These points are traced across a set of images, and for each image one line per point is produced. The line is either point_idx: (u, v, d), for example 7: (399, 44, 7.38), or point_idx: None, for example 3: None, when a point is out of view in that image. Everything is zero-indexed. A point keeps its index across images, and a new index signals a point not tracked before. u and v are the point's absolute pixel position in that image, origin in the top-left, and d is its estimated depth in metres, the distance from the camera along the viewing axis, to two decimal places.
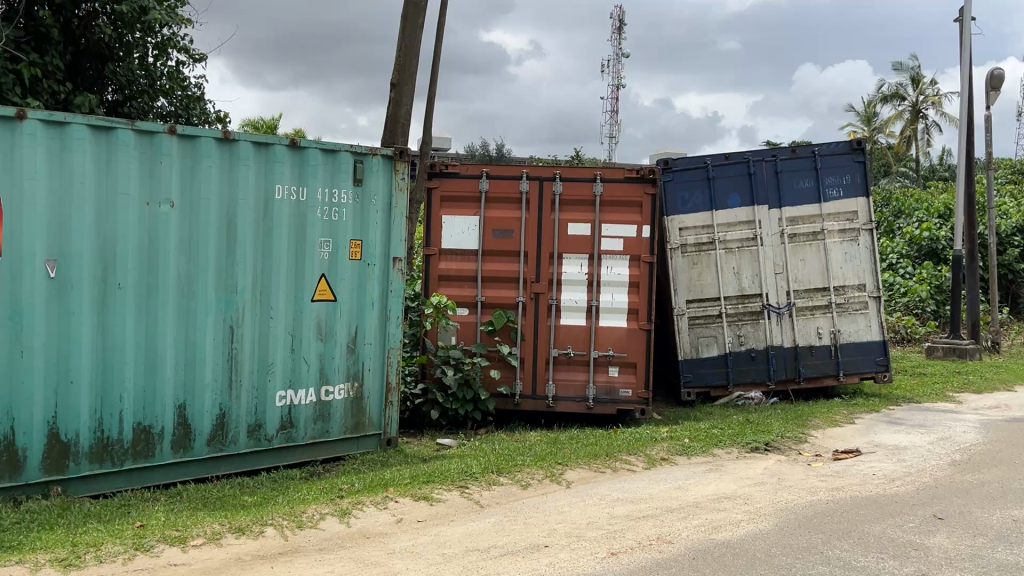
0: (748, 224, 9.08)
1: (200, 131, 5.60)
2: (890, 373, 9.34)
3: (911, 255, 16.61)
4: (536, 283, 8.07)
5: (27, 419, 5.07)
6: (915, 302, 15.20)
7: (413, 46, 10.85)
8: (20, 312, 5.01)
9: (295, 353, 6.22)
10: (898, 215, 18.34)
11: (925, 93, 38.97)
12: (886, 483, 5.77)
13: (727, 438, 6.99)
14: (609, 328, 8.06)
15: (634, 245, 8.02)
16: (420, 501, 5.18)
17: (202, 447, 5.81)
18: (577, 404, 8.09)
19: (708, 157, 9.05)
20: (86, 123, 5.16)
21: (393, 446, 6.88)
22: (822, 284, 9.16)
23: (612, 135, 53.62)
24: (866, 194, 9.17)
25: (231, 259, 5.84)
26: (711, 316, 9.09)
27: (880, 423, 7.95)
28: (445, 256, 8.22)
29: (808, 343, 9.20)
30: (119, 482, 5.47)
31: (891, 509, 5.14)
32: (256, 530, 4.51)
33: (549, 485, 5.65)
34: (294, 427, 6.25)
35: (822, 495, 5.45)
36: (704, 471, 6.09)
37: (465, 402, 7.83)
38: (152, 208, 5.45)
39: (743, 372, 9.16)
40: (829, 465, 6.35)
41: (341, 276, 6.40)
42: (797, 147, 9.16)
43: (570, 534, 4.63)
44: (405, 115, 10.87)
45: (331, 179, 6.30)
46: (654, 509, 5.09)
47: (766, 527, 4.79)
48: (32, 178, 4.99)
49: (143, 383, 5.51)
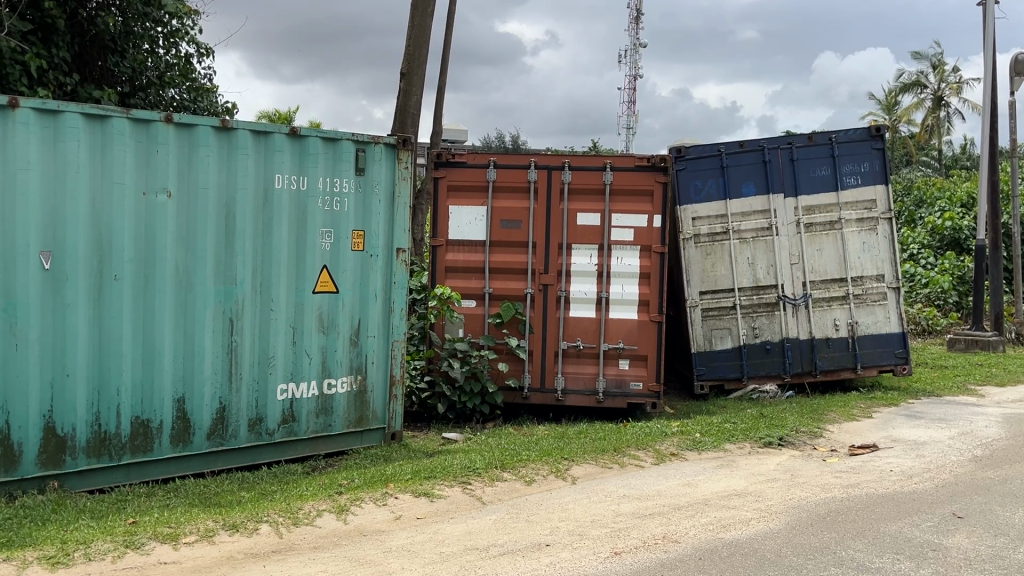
0: (763, 214, 8.87)
1: (197, 119, 5.48)
2: (910, 366, 9.12)
3: (932, 245, 16.23)
4: (545, 274, 7.91)
5: (22, 412, 4.98)
6: (937, 293, 14.98)
7: (424, 34, 10.69)
8: (15, 305, 4.91)
9: (297, 345, 6.11)
10: (919, 204, 17.89)
11: (947, 81, 38.39)
12: (903, 479, 5.58)
13: (740, 433, 6.82)
14: (619, 320, 7.89)
15: (645, 235, 7.84)
16: (421, 498, 5.05)
17: (201, 441, 5.71)
18: (587, 398, 7.94)
19: (722, 145, 8.84)
20: (80, 111, 5.05)
21: (397, 440, 6.78)
22: (840, 274, 8.94)
23: (630, 126, 53.32)
24: (885, 182, 8.94)
25: (230, 250, 5.73)
26: (725, 308, 8.90)
27: (899, 418, 7.74)
28: (452, 248, 8.08)
29: (825, 335, 8.99)
30: (117, 477, 5.39)
31: (909, 507, 4.95)
32: (251, 527, 4.40)
33: (553, 481, 5.51)
34: (296, 421, 6.15)
35: (836, 492, 5.27)
36: (715, 467, 5.92)
37: (473, 395, 7.73)
38: (149, 198, 5.34)
39: (758, 364, 8.96)
40: (845, 460, 6.18)
41: (343, 267, 6.28)
42: (813, 134, 8.95)
43: (574, 532, 4.49)
44: (415, 105, 10.77)
45: (333, 167, 6.18)
46: (662, 507, 4.94)
47: (778, 526, 4.61)
48: (25, 167, 4.88)
49: (140, 376, 5.41)
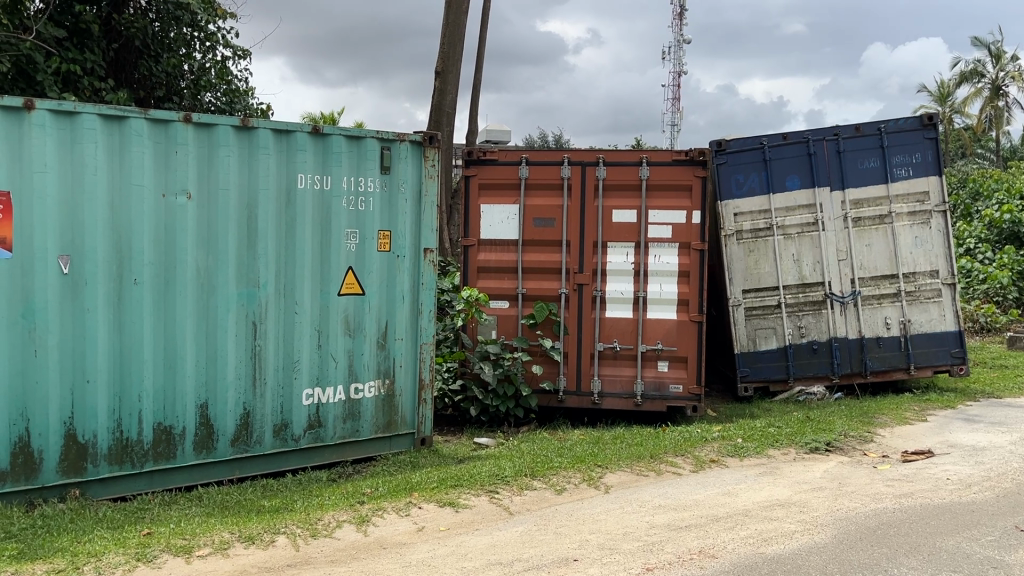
0: (809, 208, 8.50)
1: (216, 118, 5.36)
2: (968, 366, 8.66)
3: (991, 239, 15.54)
4: (580, 273, 7.68)
5: (42, 419, 4.90)
6: (997, 289, 14.40)
7: (458, 32, 10.50)
8: (34, 310, 4.83)
9: (322, 349, 5.96)
10: (976, 197, 17.22)
11: (1005, 69, 37.08)
12: (962, 488, 5.22)
13: (784, 438, 6.50)
14: (658, 320, 7.62)
15: (683, 232, 7.55)
16: (446, 508, 4.86)
17: (225, 448, 5.59)
18: (625, 401, 7.68)
19: (764, 138, 8.47)
20: (97, 112, 4.95)
21: (427, 445, 6.60)
22: (890, 270, 8.52)
23: (673, 123, 52.63)
24: (938, 173, 8.51)
25: (253, 252, 5.61)
26: (769, 307, 8.56)
27: (957, 421, 7.34)
28: (484, 247, 7.87)
29: (875, 334, 8.58)
30: (140, 485, 5.28)
31: (967, 520, 4.60)
32: (267, 539, 4.25)
33: (586, 490, 5.26)
34: (322, 427, 6.00)
35: (888, 503, 4.93)
36: (757, 474, 5.62)
37: (507, 398, 7.52)
38: (168, 200, 5.23)
39: (805, 365, 8.59)
40: (897, 468, 5.82)
41: (370, 268, 6.13)
42: (861, 124, 8.53)
43: (604, 546, 4.24)
44: (450, 104, 10.62)
45: (358, 166, 6.03)
46: (698, 518, 4.67)
47: (824, 540, 4.31)
48: (42, 170, 4.79)
49: (161, 383, 5.31)
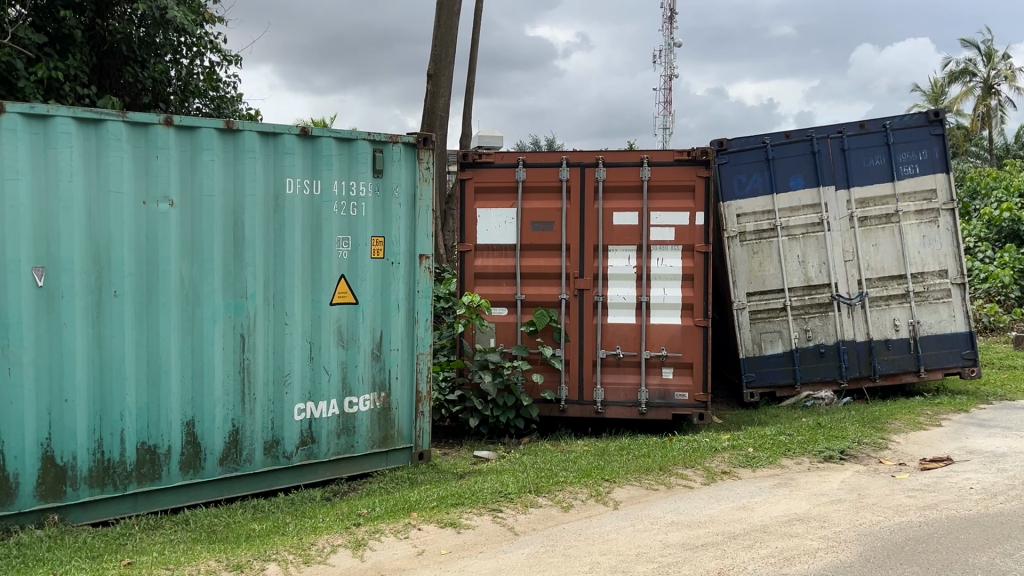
0: (814, 208, 8.26)
1: (199, 120, 5.09)
2: (979, 368, 8.43)
3: (990, 238, 15.35)
4: (580, 278, 7.42)
5: (18, 441, 4.61)
6: (998, 288, 14.20)
7: (450, 34, 10.25)
8: (6, 325, 4.55)
9: (315, 362, 5.69)
10: (975, 195, 17.05)
11: (996, 68, 37.06)
12: (987, 498, 4.98)
13: (797, 446, 6.25)
14: (662, 326, 7.37)
15: (686, 234, 7.31)
16: (447, 528, 4.60)
17: (214, 467, 5.31)
18: (629, 409, 7.42)
19: (767, 136, 8.23)
20: (72, 115, 4.69)
21: (426, 459, 6.34)
22: (898, 271, 8.30)
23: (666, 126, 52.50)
24: (946, 170, 8.30)
25: (239, 261, 5.34)
26: (775, 310, 8.32)
27: (972, 426, 7.09)
28: (481, 253, 7.60)
29: (884, 336, 8.35)
30: (123, 508, 5.01)
31: (997, 533, 4.35)
32: (257, 567, 3.98)
33: (594, 507, 5.00)
34: (315, 443, 5.73)
35: (913, 515, 4.68)
36: (772, 486, 5.37)
37: (507, 408, 7.27)
38: (149, 207, 4.97)
39: (811, 369, 8.37)
40: (916, 476, 5.57)
41: (363, 276, 5.87)
42: (866, 121, 8.31)
43: (617, 568, 3.98)
44: (443, 107, 10.37)
45: (349, 170, 5.77)
46: (715, 535, 4.41)
47: (849, 558, 4.06)
48: (14, 177, 4.52)
49: (145, 400, 5.03)
